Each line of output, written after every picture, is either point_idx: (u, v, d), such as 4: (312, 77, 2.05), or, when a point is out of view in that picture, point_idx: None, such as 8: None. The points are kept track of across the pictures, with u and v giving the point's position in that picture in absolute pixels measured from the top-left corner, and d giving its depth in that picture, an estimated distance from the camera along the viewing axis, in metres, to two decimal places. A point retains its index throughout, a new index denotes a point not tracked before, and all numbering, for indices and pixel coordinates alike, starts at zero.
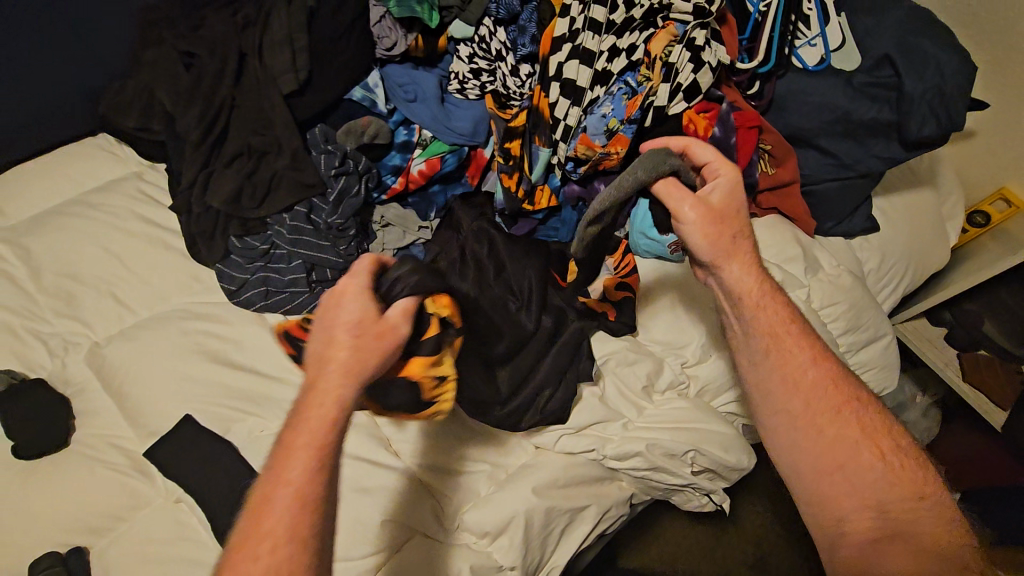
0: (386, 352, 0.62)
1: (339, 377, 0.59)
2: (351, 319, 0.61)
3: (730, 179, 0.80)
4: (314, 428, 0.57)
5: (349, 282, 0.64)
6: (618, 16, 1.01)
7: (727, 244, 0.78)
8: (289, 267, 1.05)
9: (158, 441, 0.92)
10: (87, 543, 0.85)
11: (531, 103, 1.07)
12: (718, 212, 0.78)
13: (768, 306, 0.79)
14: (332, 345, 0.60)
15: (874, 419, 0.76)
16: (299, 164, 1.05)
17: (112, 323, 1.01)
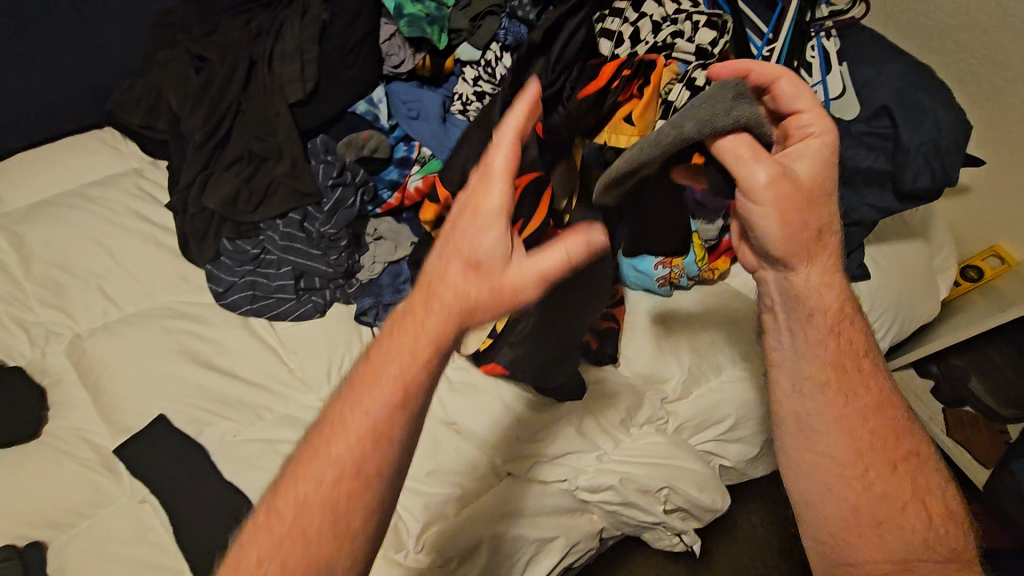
0: (508, 301, 0.57)
1: (439, 317, 0.57)
2: (473, 257, 0.57)
3: (820, 154, 0.69)
4: (406, 364, 0.57)
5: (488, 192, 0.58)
6: (624, 50, 1.04)
7: (806, 235, 0.68)
8: (279, 273, 1.06)
9: (129, 439, 0.91)
10: (46, 538, 0.84)
11: None
12: (802, 191, 0.67)
13: (841, 332, 0.71)
14: (445, 276, 0.58)
15: (928, 478, 0.68)
16: (297, 172, 1.06)
17: (97, 316, 1.02)
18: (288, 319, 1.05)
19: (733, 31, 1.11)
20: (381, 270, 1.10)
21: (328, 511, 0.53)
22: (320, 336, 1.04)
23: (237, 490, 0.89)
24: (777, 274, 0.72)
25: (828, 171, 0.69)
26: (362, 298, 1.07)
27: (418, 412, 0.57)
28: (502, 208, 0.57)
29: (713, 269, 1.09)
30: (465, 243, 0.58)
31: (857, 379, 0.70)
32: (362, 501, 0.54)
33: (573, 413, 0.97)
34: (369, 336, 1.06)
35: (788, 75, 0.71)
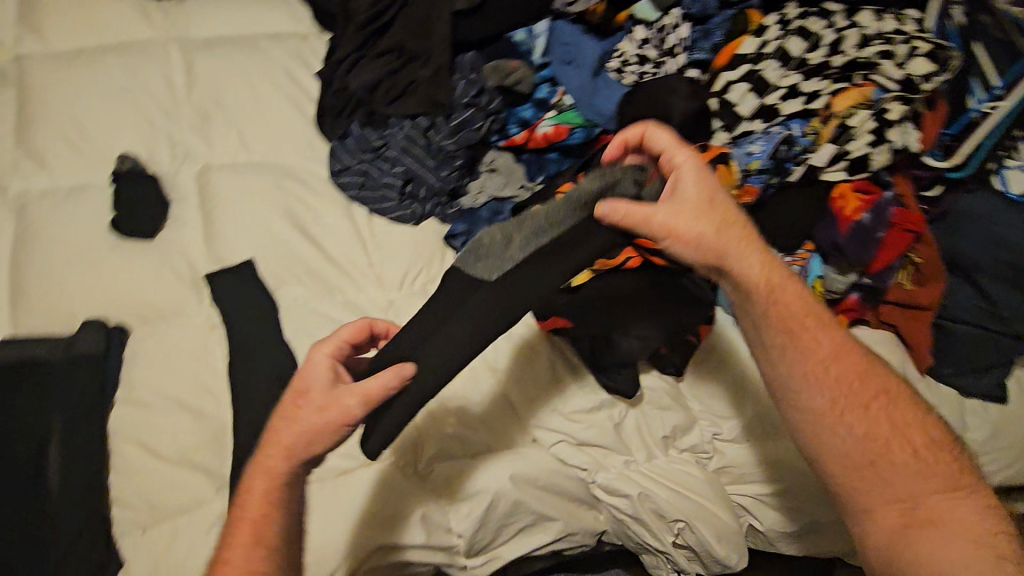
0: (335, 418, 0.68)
1: (281, 450, 0.68)
2: (304, 390, 0.70)
3: (690, 169, 0.77)
4: (254, 500, 0.68)
5: (319, 348, 0.73)
6: (814, 56, 0.94)
7: (719, 244, 0.74)
8: (391, 171, 1.08)
9: (219, 269, 0.99)
10: (132, 326, 0.94)
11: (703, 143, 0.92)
12: (688, 211, 0.75)
13: (784, 297, 0.76)
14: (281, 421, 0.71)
15: (903, 410, 0.74)
16: (439, 80, 1.06)
17: (229, 154, 1.10)
18: (386, 217, 1.08)
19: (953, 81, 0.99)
20: (483, 202, 1.09)
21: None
22: (407, 243, 1.06)
23: (291, 350, 0.94)
24: (722, 284, 0.78)
25: (704, 178, 0.77)
26: (457, 222, 1.08)
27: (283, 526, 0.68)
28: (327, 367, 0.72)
29: None
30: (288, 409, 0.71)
31: (808, 337, 0.75)
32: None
33: (617, 408, 0.91)
34: (451, 260, 1.07)
35: (648, 127, 0.82)
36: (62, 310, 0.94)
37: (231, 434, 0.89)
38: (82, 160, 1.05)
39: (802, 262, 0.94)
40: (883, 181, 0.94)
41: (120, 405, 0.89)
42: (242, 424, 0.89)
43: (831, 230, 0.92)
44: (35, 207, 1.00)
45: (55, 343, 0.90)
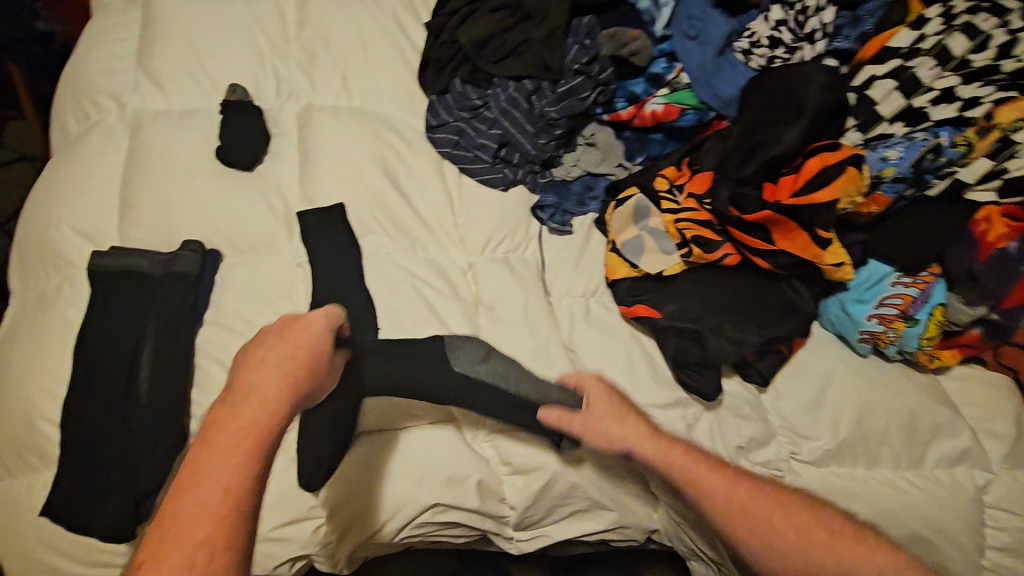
0: (315, 370, 0.70)
1: (288, 378, 0.67)
2: (318, 345, 0.72)
3: (596, 381, 0.83)
4: (243, 430, 0.61)
5: (323, 316, 0.75)
6: (980, 58, 0.81)
7: (635, 434, 0.78)
8: (487, 132, 1.06)
9: (311, 209, 1.00)
10: (225, 252, 0.98)
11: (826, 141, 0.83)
12: (597, 416, 0.79)
13: (684, 456, 0.77)
14: (255, 360, 0.68)
15: (796, 510, 0.75)
16: (552, 44, 1.01)
17: (331, 96, 1.10)
18: (475, 178, 1.06)
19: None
20: (576, 176, 1.06)
21: (195, 554, 0.53)
22: (493, 208, 1.04)
23: (369, 299, 0.94)
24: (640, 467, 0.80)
25: (610, 387, 0.82)
26: (547, 193, 1.06)
27: (266, 463, 0.60)
28: (320, 322, 0.74)
29: (934, 357, 0.88)
30: (264, 352, 0.69)
31: (707, 480, 0.75)
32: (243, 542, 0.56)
33: (691, 408, 0.87)
34: (535, 231, 1.04)
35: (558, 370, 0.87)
36: (163, 228, 0.97)
37: None
38: (194, 85, 1.08)
39: (924, 286, 0.84)
40: None
41: (207, 326, 0.92)
42: None
43: (966, 254, 0.83)
44: (148, 126, 1.04)
45: (157, 258, 0.94)
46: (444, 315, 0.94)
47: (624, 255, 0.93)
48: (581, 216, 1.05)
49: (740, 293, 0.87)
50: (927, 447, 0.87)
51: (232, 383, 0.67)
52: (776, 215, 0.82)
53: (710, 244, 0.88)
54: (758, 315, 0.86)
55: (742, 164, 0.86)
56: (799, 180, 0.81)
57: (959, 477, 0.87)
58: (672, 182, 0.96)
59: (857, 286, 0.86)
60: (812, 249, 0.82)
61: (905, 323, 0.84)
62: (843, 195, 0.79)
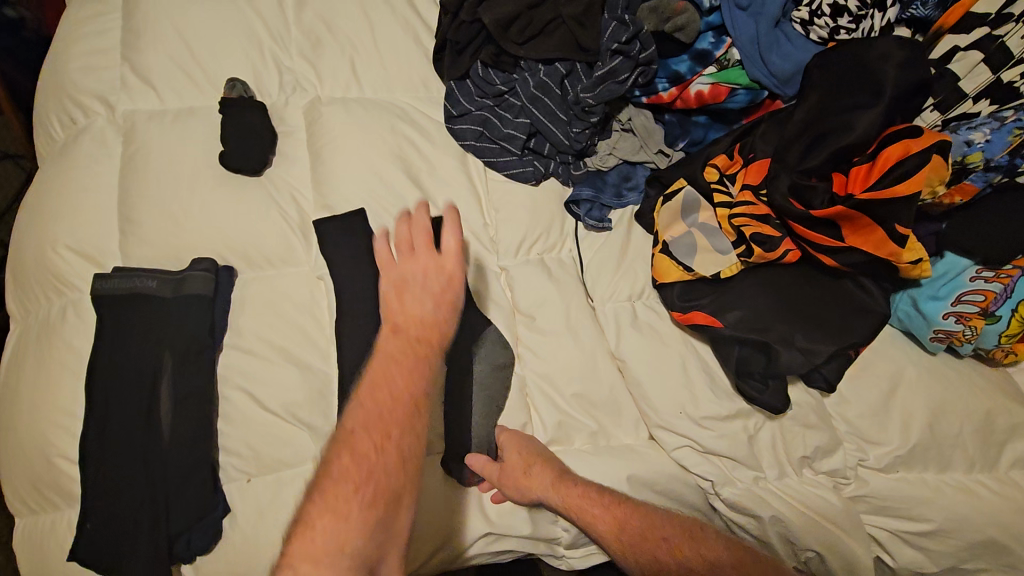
0: (458, 313, 0.67)
1: (423, 334, 0.65)
2: (447, 292, 0.66)
3: (512, 437, 0.81)
4: (385, 392, 0.63)
5: (450, 252, 0.66)
6: None
7: (542, 480, 0.77)
8: (514, 121, 0.97)
9: (328, 216, 0.92)
10: (238, 267, 0.90)
11: (904, 125, 0.76)
12: (510, 470, 0.78)
13: (589, 501, 0.77)
14: (409, 304, 0.66)
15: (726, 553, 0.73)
16: (589, 18, 0.90)
17: (341, 86, 1.00)
18: (503, 173, 0.98)
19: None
20: (613, 165, 0.98)
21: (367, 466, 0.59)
22: (525, 205, 0.97)
23: None
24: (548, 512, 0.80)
25: (526, 441, 0.81)
26: (581, 186, 0.97)
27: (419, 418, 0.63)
28: (459, 264, 0.67)
29: (1010, 353, 0.83)
30: (416, 294, 0.66)
31: (610, 519, 0.75)
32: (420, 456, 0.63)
33: (752, 418, 0.82)
34: (571, 228, 0.97)
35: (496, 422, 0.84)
36: (169, 244, 0.89)
37: (335, 393, 0.85)
38: (190, 80, 0.98)
39: (1007, 280, 0.77)
40: None
41: (228, 349, 0.85)
42: (347, 385, 0.83)
43: None
44: (142, 129, 0.94)
45: (165, 278, 0.86)
46: None
47: (675, 254, 0.85)
48: (619, 209, 0.97)
49: (802, 294, 0.81)
50: (1001, 448, 0.83)
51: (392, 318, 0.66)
52: (849, 210, 0.75)
53: (771, 240, 0.81)
54: (823, 318, 0.80)
55: (808, 154, 0.79)
56: (875, 169, 0.75)
57: None
58: (723, 172, 0.88)
59: (932, 282, 0.80)
60: (888, 247, 0.75)
61: (983, 320, 0.79)
62: (927, 186, 0.73)
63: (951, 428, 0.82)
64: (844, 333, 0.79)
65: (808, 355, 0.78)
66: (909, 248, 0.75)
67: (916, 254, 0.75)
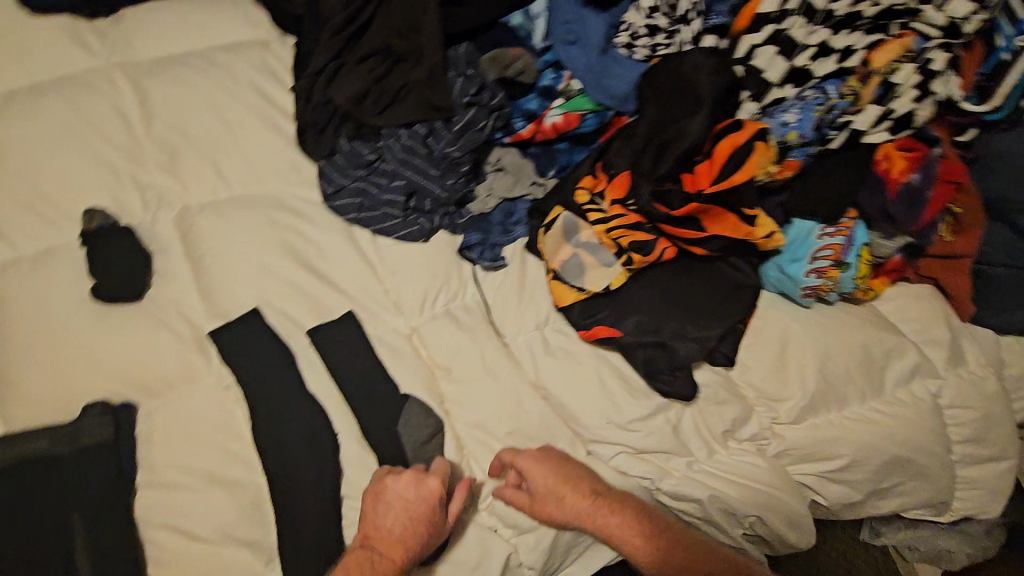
0: (430, 534, 0.77)
1: (392, 552, 0.75)
2: (424, 510, 0.77)
3: (534, 460, 0.83)
4: None
5: (431, 482, 0.79)
6: (842, 7, 0.82)
7: (569, 502, 0.80)
8: (390, 186, 1.00)
9: (224, 324, 0.90)
10: (136, 400, 0.85)
11: (726, 121, 0.85)
12: (544, 495, 0.80)
13: (611, 514, 0.80)
14: (386, 519, 0.77)
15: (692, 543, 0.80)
16: (434, 81, 0.91)
17: (209, 191, 0.99)
18: (392, 237, 1.00)
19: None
20: (494, 205, 1.03)
21: None
22: (420, 263, 0.99)
23: (319, 401, 0.88)
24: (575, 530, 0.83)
25: (548, 465, 0.82)
26: (470, 231, 1.02)
27: None
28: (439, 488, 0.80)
29: (869, 289, 0.94)
30: (390, 512, 0.77)
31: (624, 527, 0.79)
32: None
33: (673, 409, 0.88)
34: (469, 273, 1.00)
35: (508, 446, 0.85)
36: (55, 396, 0.84)
37: (270, 500, 0.82)
38: (42, 222, 0.93)
39: (847, 232, 0.87)
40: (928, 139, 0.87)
41: (146, 488, 0.81)
42: (281, 489, 0.82)
43: (878, 196, 0.86)
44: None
45: (58, 435, 0.81)
46: (405, 388, 0.90)
47: (566, 278, 0.91)
48: (510, 245, 1.02)
49: (686, 288, 0.89)
50: (887, 376, 0.93)
51: (366, 537, 0.77)
52: (702, 205, 0.83)
53: (645, 246, 0.88)
54: (709, 305, 0.88)
55: (657, 162, 0.86)
56: (714, 164, 0.83)
57: (914, 391, 0.93)
58: (592, 192, 0.94)
59: (789, 247, 0.89)
60: (742, 228, 0.84)
61: (839, 270, 0.88)
62: (760, 170, 0.82)
63: (839, 369, 0.91)
64: (730, 314, 0.87)
65: (701, 342, 0.85)
66: (760, 226, 0.84)
67: (768, 230, 0.84)
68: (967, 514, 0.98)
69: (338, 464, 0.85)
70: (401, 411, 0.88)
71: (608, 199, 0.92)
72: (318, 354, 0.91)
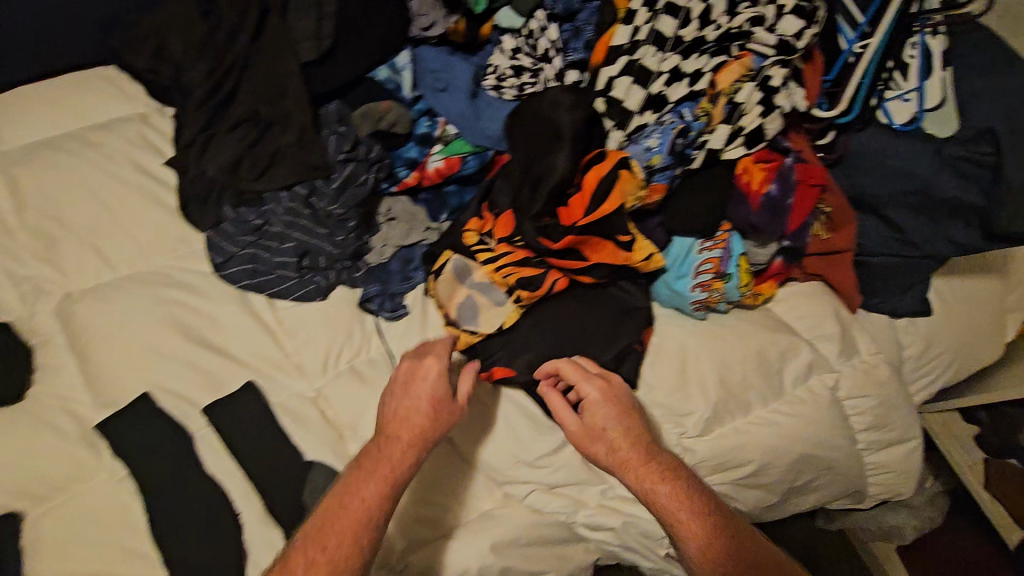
0: (438, 417, 0.80)
1: (403, 438, 0.78)
2: (429, 392, 0.81)
3: (600, 398, 0.82)
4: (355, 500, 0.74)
5: (431, 364, 0.83)
6: (689, 32, 0.87)
7: (625, 453, 0.79)
8: (281, 248, 0.98)
9: (113, 414, 0.87)
10: (20, 509, 0.80)
11: (593, 152, 0.87)
12: (596, 431, 0.81)
13: (659, 471, 0.78)
14: (395, 407, 0.81)
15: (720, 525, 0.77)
16: (306, 144, 0.92)
17: (92, 276, 0.96)
18: (289, 299, 0.99)
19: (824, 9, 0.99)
20: (391, 254, 1.02)
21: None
22: (319, 322, 0.98)
23: (220, 481, 0.86)
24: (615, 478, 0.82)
25: (613, 409, 0.81)
26: (369, 283, 1.00)
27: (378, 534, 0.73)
28: (442, 371, 0.82)
29: (758, 294, 0.98)
30: (401, 401, 0.81)
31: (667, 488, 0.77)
32: (375, 528, 0.73)
33: None
34: (372, 326, 0.99)
35: (569, 364, 0.84)
36: None
37: None
38: None
39: (723, 244, 0.90)
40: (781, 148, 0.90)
41: None
42: None
43: (743, 208, 0.88)
44: None
45: None
46: (311, 455, 0.89)
47: (462, 322, 0.91)
48: (411, 292, 1.01)
49: (577, 318, 0.90)
50: (788, 378, 0.96)
51: (380, 426, 0.81)
52: (578, 236, 0.85)
53: (533, 280, 0.89)
54: (605, 333, 0.89)
55: (533, 198, 0.86)
56: (585, 195, 0.85)
57: (813, 388, 0.96)
58: (480, 232, 0.95)
59: (673, 265, 0.91)
60: (621, 254, 0.87)
61: (722, 281, 0.91)
62: (628, 197, 0.84)
63: (737, 376, 0.93)
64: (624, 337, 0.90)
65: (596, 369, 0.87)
66: (638, 249, 0.86)
67: (647, 251, 0.86)
68: (874, 493, 1.04)
69: (243, 545, 0.82)
70: (305, 479, 0.87)
71: (495, 238, 0.93)
72: (216, 432, 0.88)
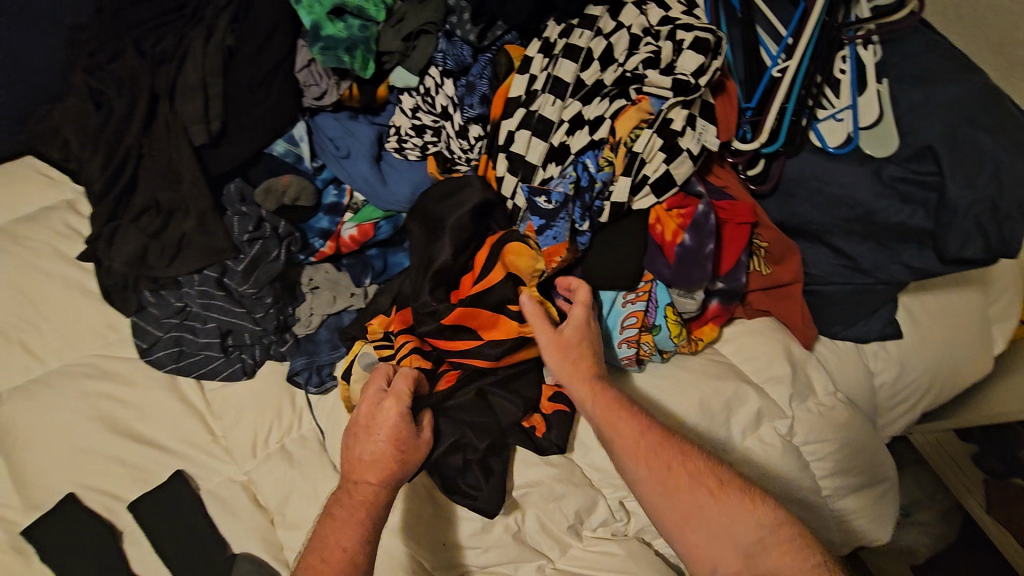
0: (407, 454, 0.75)
1: (370, 477, 0.73)
2: (391, 428, 0.75)
3: (585, 317, 0.80)
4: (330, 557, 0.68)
5: (393, 401, 0.76)
6: (590, 74, 0.83)
7: (581, 367, 0.79)
8: (204, 328, 0.96)
9: (39, 517, 0.87)
10: None
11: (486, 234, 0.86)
12: (569, 343, 0.79)
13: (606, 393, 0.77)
14: (358, 448, 0.75)
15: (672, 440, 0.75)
16: (208, 227, 0.91)
17: (20, 374, 0.96)
18: (216, 380, 0.97)
19: (740, 25, 0.90)
20: (319, 322, 0.98)
21: None
22: (245, 402, 0.95)
23: None
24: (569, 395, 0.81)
25: (586, 326, 0.80)
26: (296, 356, 0.97)
27: None
28: (402, 403, 0.76)
29: (697, 339, 0.92)
30: (363, 441, 0.75)
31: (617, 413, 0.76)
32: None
33: (511, 516, 0.84)
34: (302, 402, 0.97)
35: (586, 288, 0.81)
36: None
37: None
38: None
39: (648, 295, 0.84)
40: (696, 192, 0.83)
41: None
42: None
43: (657, 262, 0.82)
44: None
45: None
46: (239, 545, 0.87)
47: None
48: (337, 364, 0.97)
49: (502, 388, 0.85)
50: (734, 432, 0.89)
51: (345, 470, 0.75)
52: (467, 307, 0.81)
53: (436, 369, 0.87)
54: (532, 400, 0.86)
55: (422, 281, 0.83)
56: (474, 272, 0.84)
57: (764, 437, 0.89)
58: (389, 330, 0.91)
59: None
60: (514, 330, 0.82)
61: (650, 334, 0.86)
62: (517, 270, 0.82)
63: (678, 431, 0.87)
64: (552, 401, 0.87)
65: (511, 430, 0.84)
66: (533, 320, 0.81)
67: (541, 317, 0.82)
68: (856, 538, 0.97)
69: None
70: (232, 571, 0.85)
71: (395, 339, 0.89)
72: (141, 529, 0.88)
